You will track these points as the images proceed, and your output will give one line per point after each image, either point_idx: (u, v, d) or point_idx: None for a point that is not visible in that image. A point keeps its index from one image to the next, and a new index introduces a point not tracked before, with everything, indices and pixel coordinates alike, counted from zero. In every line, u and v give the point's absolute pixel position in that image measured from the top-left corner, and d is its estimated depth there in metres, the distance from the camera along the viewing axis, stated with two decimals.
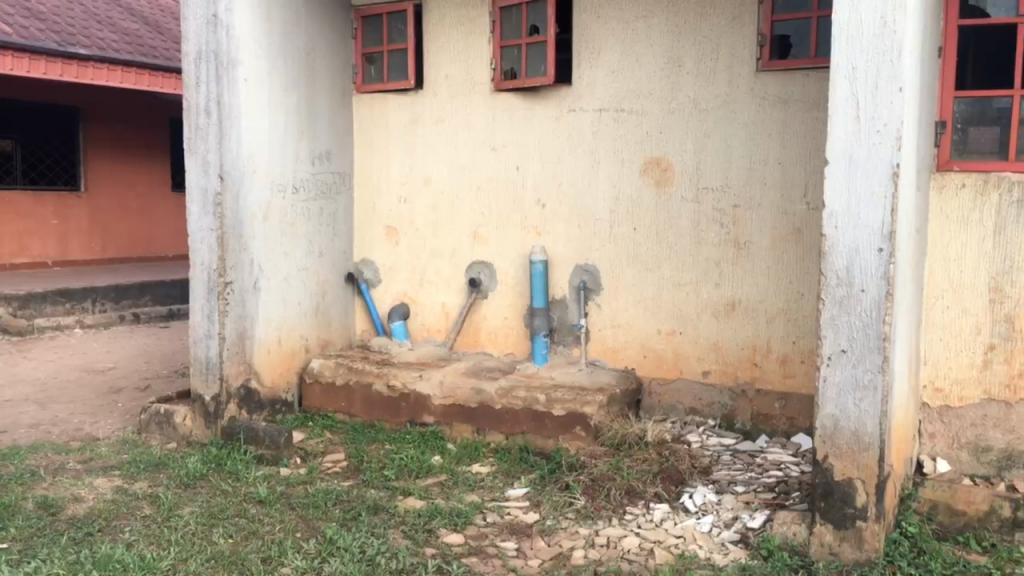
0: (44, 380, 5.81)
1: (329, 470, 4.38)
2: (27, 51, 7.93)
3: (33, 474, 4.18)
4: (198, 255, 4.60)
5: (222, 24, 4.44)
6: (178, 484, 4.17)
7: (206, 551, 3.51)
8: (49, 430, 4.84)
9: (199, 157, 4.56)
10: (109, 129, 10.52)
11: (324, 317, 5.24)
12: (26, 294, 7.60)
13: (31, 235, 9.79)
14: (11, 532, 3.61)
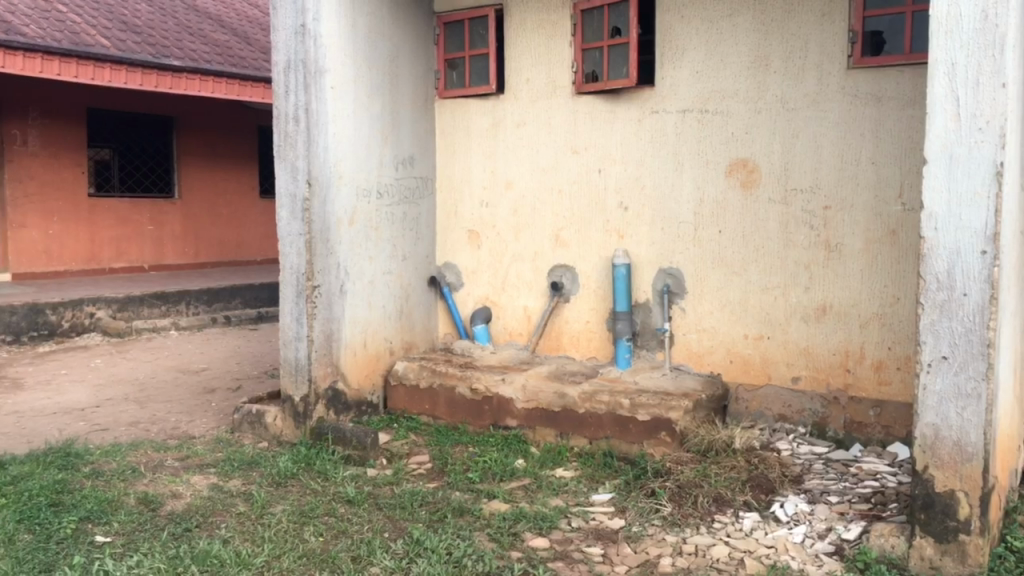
0: (143, 380, 6.03)
1: (414, 472, 4.43)
2: (123, 63, 8.28)
3: (134, 471, 4.34)
4: (287, 259, 4.73)
5: (310, 34, 4.54)
6: (270, 482, 4.28)
7: (298, 549, 3.60)
8: (148, 428, 5.02)
9: (288, 164, 4.67)
10: (200, 137, 10.88)
11: (408, 320, 5.30)
12: (125, 297, 7.95)
13: (129, 240, 10.20)
14: (114, 526, 3.77)
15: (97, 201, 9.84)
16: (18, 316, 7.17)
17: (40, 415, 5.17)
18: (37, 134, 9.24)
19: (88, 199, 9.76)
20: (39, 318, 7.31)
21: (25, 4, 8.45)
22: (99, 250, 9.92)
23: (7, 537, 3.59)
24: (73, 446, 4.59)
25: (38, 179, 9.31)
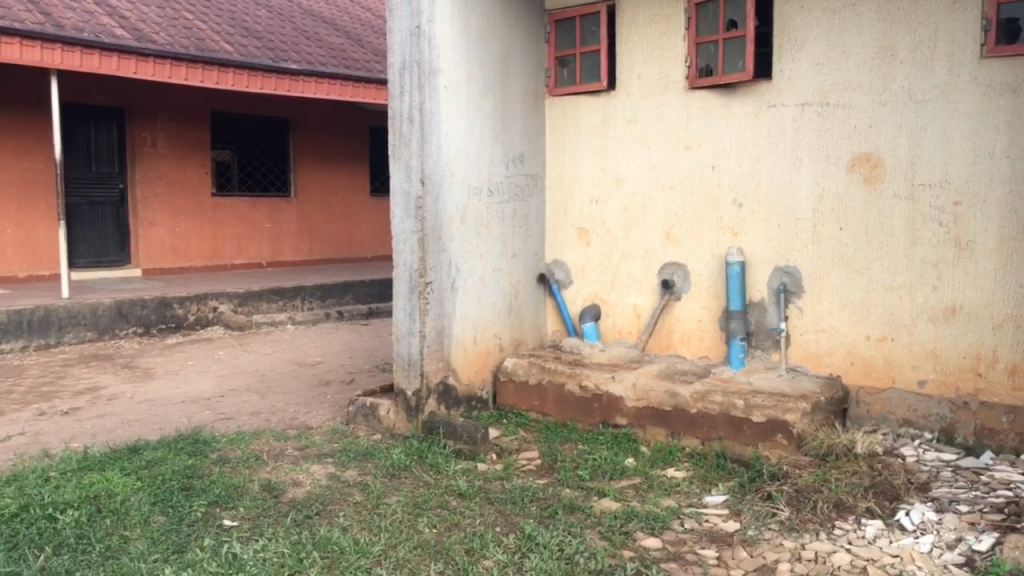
0: (263, 371, 6.28)
1: (524, 468, 4.46)
2: (245, 67, 8.65)
3: (257, 458, 4.53)
4: (401, 256, 4.81)
5: (424, 35, 4.62)
6: (385, 473, 4.39)
7: (413, 539, 3.69)
8: (269, 418, 5.22)
9: (402, 162, 4.76)
10: (315, 138, 11.24)
11: (517, 316, 5.34)
12: (245, 292, 8.30)
13: (249, 237, 10.62)
14: (240, 511, 3.94)
15: (219, 200, 10.29)
16: (148, 309, 7.59)
17: (170, 403, 5.45)
18: (165, 137, 9.74)
19: (211, 198, 10.22)
20: (167, 311, 7.72)
21: (156, 13, 8.94)
22: (221, 247, 10.37)
23: (144, 518, 3.81)
24: (201, 434, 4.82)
25: (167, 179, 9.81)
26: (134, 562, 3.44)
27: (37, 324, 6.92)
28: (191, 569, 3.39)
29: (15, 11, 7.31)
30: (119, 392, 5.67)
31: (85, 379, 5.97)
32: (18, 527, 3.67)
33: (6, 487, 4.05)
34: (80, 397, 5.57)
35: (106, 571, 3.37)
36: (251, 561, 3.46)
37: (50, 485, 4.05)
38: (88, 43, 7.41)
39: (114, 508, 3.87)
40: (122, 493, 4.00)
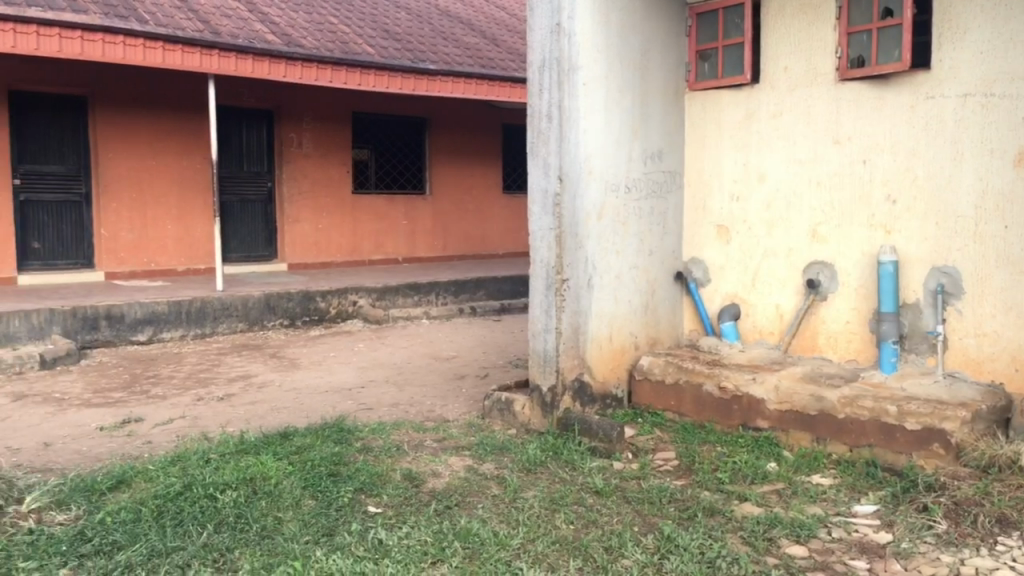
0: (400, 364, 6.47)
1: (661, 468, 4.41)
2: (386, 68, 8.91)
3: (398, 449, 4.66)
4: (538, 253, 4.88)
5: (565, 32, 4.66)
6: (521, 468, 4.43)
7: (551, 535, 3.71)
8: (407, 409, 5.37)
9: (540, 160, 4.82)
10: (449, 136, 11.46)
11: (653, 315, 5.27)
12: (382, 287, 8.56)
13: (386, 234, 10.95)
14: (384, 498, 4.07)
15: (358, 198, 10.66)
16: (294, 302, 7.95)
17: (315, 393, 5.69)
18: (310, 137, 10.17)
19: (351, 195, 10.59)
20: (311, 304, 8.07)
21: (303, 18, 9.35)
22: (360, 244, 10.73)
23: (295, 501, 3.99)
24: (344, 423, 5.00)
25: (311, 177, 10.23)
26: (288, 542, 3.62)
27: (194, 314, 7.37)
28: (340, 552, 3.53)
29: (178, 20, 7.81)
30: (268, 380, 5.97)
31: (238, 367, 6.31)
32: (183, 504, 3.92)
33: (172, 466, 4.33)
34: (234, 383, 5.89)
35: (263, 549, 3.56)
36: (396, 547, 3.57)
37: (211, 466, 4.30)
38: (242, 49, 7.83)
39: (268, 490, 4.08)
40: (275, 476, 4.20)
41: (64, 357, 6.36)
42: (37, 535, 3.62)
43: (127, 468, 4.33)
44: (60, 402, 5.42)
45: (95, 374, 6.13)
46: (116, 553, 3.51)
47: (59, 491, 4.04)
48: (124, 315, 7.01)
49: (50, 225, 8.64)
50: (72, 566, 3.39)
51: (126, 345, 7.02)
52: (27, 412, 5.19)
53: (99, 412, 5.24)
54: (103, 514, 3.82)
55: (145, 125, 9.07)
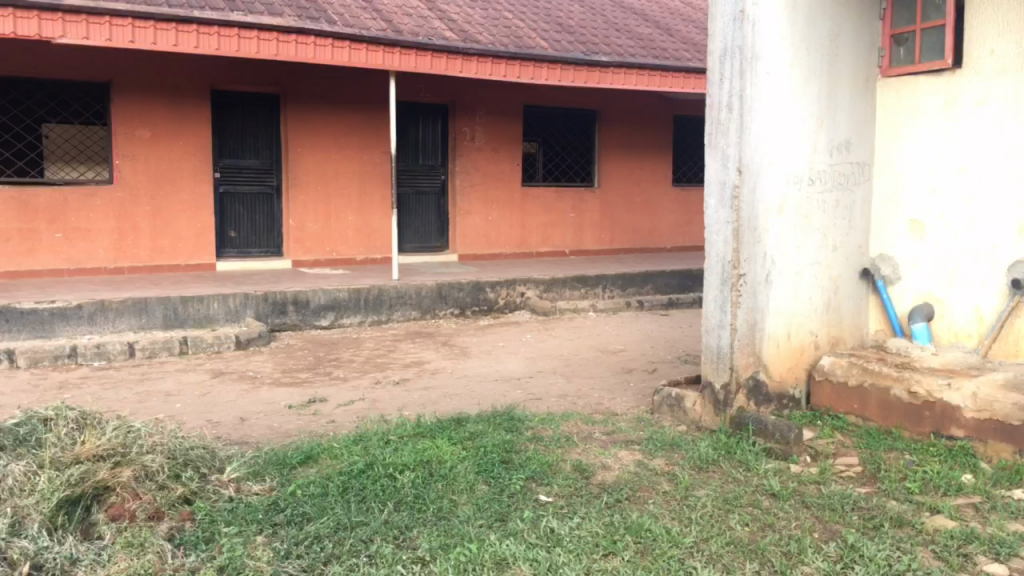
0: (568, 356, 6.51)
1: (843, 474, 4.20)
2: (558, 62, 8.97)
3: (568, 439, 4.69)
4: (713, 246, 4.77)
5: (748, 19, 4.53)
6: (692, 465, 4.35)
7: (726, 535, 3.62)
8: (576, 401, 5.40)
9: (719, 151, 4.72)
10: (619, 129, 11.40)
11: (835, 313, 5.04)
12: (550, 279, 8.65)
13: (554, 226, 11.03)
14: (555, 488, 4.11)
15: (528, 190, 10.81)
16: (465, 292, 8.17)
17: (486, 381, 5.82)
18: (483, 131, 10.41)
19: (521, 188, 10.75)
20: (480, 294, 8.26)
21: (480, 14, 9.57)
22: (528, 236, 10.87)
23: (469, 485, 4.10)
24: (515, 411, 5.09)
25: (483, 170, 10.47)
26: (464, 525, 3.72)
27: (372, 301, 7.71)
28: (513, 538, 3.60)
29: (363, 20, 8.19)
30: (441, 367, 6.17)
31: (412, 354, 6.55)
32: (366, 481, 4.11)
33: (355, 445, 4.56)
34: (409, 369, 6.13)
35: (439, 529, 3.68)
36: (569, 537, 3.60)
37: (390, 447, 4.49)
38: (422, 45, 8.10)
39: (444, 473, 4.21)
40: (450, 460, 4.33)
41: (256, 339, 6.82)
42: (236, 503, 3.91)
43: (314, 445, 4.59)
44: (253, 380, 5.83)
45: (283, 355, 6.54)
46: (305, 524, 3.73)
47: (255, 463, 4.35)
48: (309, 301, 7.43)
49: (245, 216, 9.33)
50: (267, 533, 3.64)
51: (310, 329, 7.45)
52: (225, 388, 5.61)
53: (288, 391, 5.59)
54: (294, 486, 4.07)
55: (330, 121, 9.56)
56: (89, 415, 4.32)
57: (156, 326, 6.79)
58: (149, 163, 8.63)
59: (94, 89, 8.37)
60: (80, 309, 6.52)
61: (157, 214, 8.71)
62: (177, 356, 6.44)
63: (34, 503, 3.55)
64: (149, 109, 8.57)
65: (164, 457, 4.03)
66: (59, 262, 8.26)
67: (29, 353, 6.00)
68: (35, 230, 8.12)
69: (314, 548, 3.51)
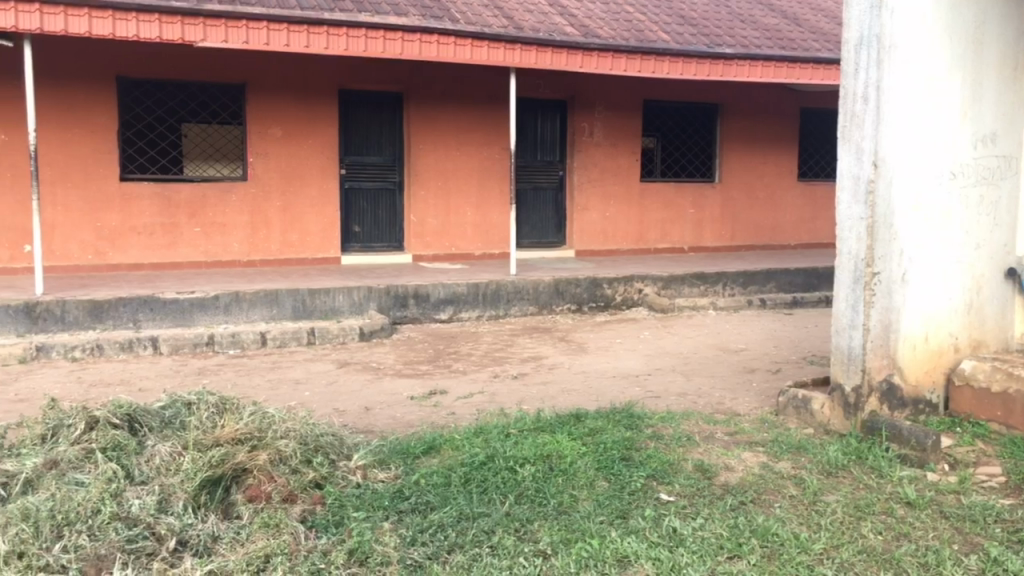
0: (687, 354, 6.41)
1: (984, 484, 3.98)
2: (680, 55, 8.83)
3: (689, 438, 4.62)
4: (845, 244, 4.58)
5: (886, 6, 4.34)
6: (821, 470, 4.21)
7: (857, 543, 3.48)
8: (696, 400, 5.31)
9: (852, 144, 4.53)
10: (741, 122, 11.13)
11: (978, 315, 4.78)
12: (668, 276, 8.55)
13: (672, 222, 10.88)
14: (677, 487, 4.05)
15: (646, 185, 10.70)
16: (582, 288, 8.16)
17: (604, 377, 5.80)
18: (602, 126, 10.37)
19: (639, 184, 10.65)
20: (597, 290, 8.23)
21: (601, 9, 9.53)
22: (646, 232, 10.76)
23: (590, 481, 4.10)
24: (634, 409, 5.05)
25: (600, 165, 10.42)
26: (584, 520, 3.72)
27: (490, 296, 7.81)
28: (635, 535, 3.57)
29: (485, 17, 8.28)
30: (559, 362, 6.19)
31: (530, 349, 6.59)
32: (487, 473, 4.16)
33: (476, 437, 4.62)
34: (527, 363, 6.18)
35: (559, 524, 3.69)
36: (691, 537, 3.55)
37: (510, 440, 4.53)
38: (543, 41, 8.12)
39: (564, 468, 4.21)
40: (570, 455, 4.33)
41: (379, 331, 7.01)
42: (363, 489, 4.03)
43: (436, 436, 4.68)
44: (376, 370, 6.00)
45: (405, 347, 6.70)
46: (430, 512, 3.81)
47: (380, 451, 4.47)
48: (430, 295, 7.59)
49: (368, 211, 9.60)
50: (393, 519, 3.73)
51: (430, 322, 7.61)
52: (350, 377, 5.80)
53: (410, 383, 5.72)
54: (418, 475, 4.16)
55: (450, 118, 9.72)
56: (228, 400, 4.55)
57: (286, 317, 7.08)
58: (280, 161, 8.99)
59: (229, 90, 8.79)
60: (217, 299, 6.87)
61: (286, 210, 9.07)
62: (305, 346, 6.69)
63: (179, 481, 3.77)
64: (279, 109, 8.93)
65: (297, 442, 4.19)
66: (197, 255, 8.71)
67: (171, 340, 6.37)
68: (176, 224, 8.60)
69: (439, 537, 3.59)
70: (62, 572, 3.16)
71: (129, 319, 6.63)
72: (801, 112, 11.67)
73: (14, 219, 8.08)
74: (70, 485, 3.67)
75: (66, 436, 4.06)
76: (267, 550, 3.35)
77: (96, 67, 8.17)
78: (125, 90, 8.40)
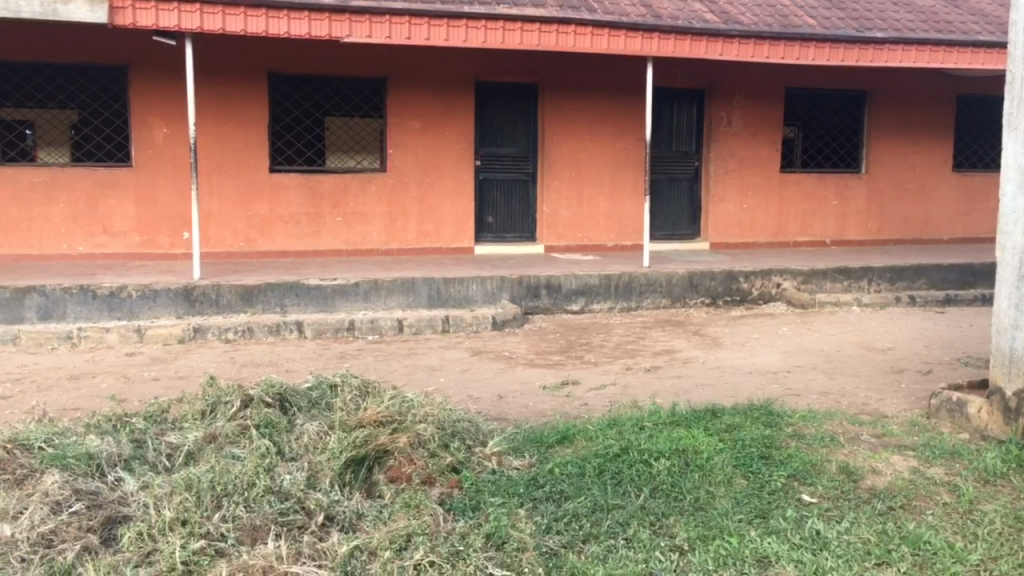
0: (830, 351, 6.17)
1: None
2: (828, 41, 8.48)
3: (833, 439, 4.44)
4: (1009, 237, 4.37)
5: None
6: (978, 477, 3.97)
7: (1018, 556, 3.29)
8: (839, 399, 5.11)
9: (1019, 132, 4.28)
10: (893, 110, 10.61)
11: None
12: (810, 270, 8.26)
13: (815, 214, 10.48)
14: (820, 489, 3.91)
15: (787, 176, 10.35)
16: (717, 281, 8.00)
17: (740, 372, 5.67)
18: (740, 115, 10.10)
19: (779, 175, 10.32)
20: (733, 284, 8.05)
21: None
22: (786, 224, 10.42)
23: (727, 478, 4.01)
24: (773, 406, 4.91)
25: (738, 156, 10.16)
26: (723, 518, 3.65)
27: (622, 288, 7.75)
28: (775, 536, 3.48)
29: (623, 7, 8.21)
30: (693, 356, 6.08)
31: (663, 342, 6.51)
32: (621, 465, 4.13)
33: (610, 429, 4.59)
34: (660, 356, 6.10)
35: (696, 520, 3.64)
36: (836, 540, 3.42)
37: (645, 433, 4.48)
38: (682, 30, 7.98)
39: (701, 464, 4.13)
40: (706, 451, 4.25)
41: (511, 321, 7.09)
42: (498, 475, 4.07)
43: (570, 426, 4.69)
44: (509, 359, 6.08)
45: (537, 337, 6.75)
46: (564, 502, 3.83)
47: (514, 439, 4.50)
48: (562, 285, 7.61)
49: (502, 202, 9.73)
50: (528, 507, 3.76)
51: (561, 313, 7.64)
52: (484, 365, 5.90)
53: (542, 372, 5.77)
54: (552, 464, 4.17)
55: (586, 109, 9.70)
56: (370, 383, 4.72)
57: (421, 305, 7.27)
58: (418, 152, 9.21)
59: (371, 84, 9.08)
60: (357, 286, 7.12)
61: (422, 200, 9.28)
62: (440, 333, 6.84)
63: (326, 460, 3.94)
64: (418, 101, 9.15)
65: (435, 427, 4.28)
66: (339, 243, 9.06)
67: (315, 325, 6.65)
68: (320, 214, 8.96)
69: (573, 526, 3.60)
70: (222, 540, 3.36)
71: (276, 304, 6.97)
72: (958, 99, 11.01)
73: (175, 208, 8.64)
74: (228, 458, 3.89)
75: (224, 412, 4.32)
76: (409, 530, 3.45)
77: (249, 64, 8.61)
78: (276, 84, 8.83)
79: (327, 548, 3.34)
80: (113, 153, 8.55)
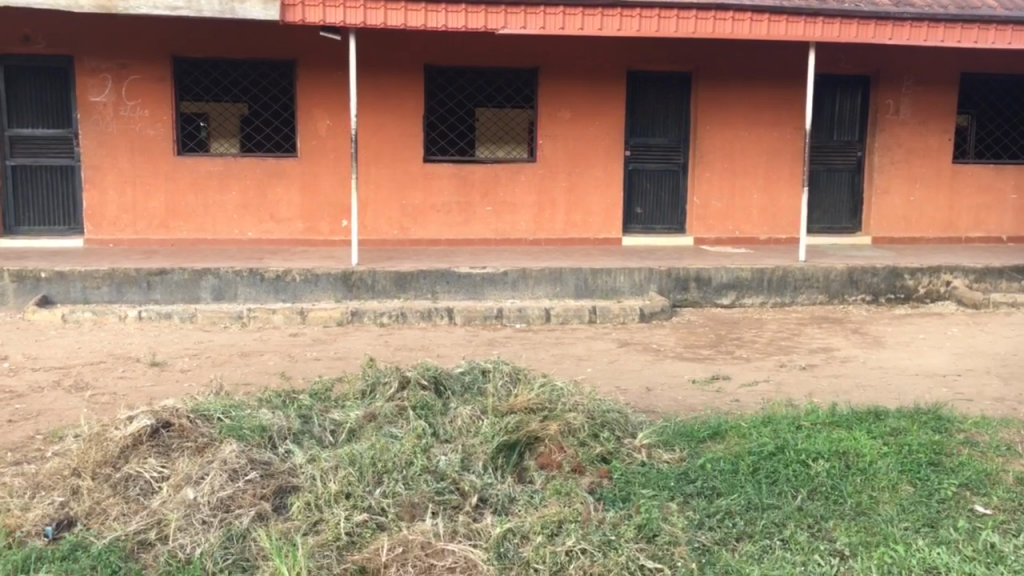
0: (1005, 355, 5.76)
1: None
2: (1010, 22, 7.89)
3: (1010, 448, 4.15)
4: None
5: None
6: None
7: None
8: (1017, 407, 4.77)
9: None
10: None
11: None
12: (983, 268, 7.75)
13: (990, 209, 9.80)
14: (995, 500, 3.67)
15: (959, 167, 9.73)
16: (879, 278, 7.62)
17: (905, 374, 5.38)
18: (909, 102, 9.56)
19: (950, 166, 9.71)
20: (897, 281, 7.65)
21: None
22: (958, 219, 9.79)
23: (892, 484, 3.81)
24: (942, 411, 4.63)
25: (906, 145, 9.63)
26: (888, 524, 3.48)
27: (775, 282, 7.51)
28: (945, 546, 3.29)
29: None
30: (853, 355, 5.83)
31: (820, 339, 6.27)
32: (777, 464, 3.99)
33: (764, 426, 4.45)
34: (816, 354, 5.88)
35: (858, 525, 3.49)
36: (1014, 555, 3.22)
37: (802, 433, 4.32)
38: (848, 13, 7.62)
39: (863, 468, 3.95)
40: (869, 454, 4.05)
41: (659, 313, 7.01)
42: (648, 467, 4.02)
43: (722, 421, 4.58)
44: (658, 352, 6.01)
45: (685, 330, 6.65)
46: (716, 498, 3.75)
47: (664, 431, 4.42)
48: (712, 278, 7.45)
49: (651, 192, 9.63)
50: (679, 501, 3.71)
51: (710, 307, 7.48)
52: (631, 357, 5.86)
53: (691, 366, 5.67)
54: (703, 459, 4.08)
55: (741, 97, 9.44)
56: (520, 370, 4.79)
57: (569, 295, 7.31)
58: (567, 142, 9.23)
59: (524, 74, 9.17)
60: (506, 275, 7.24)
61: (570, 190, 9.31)
62: (587, 324, 6.85)
63: (480, 443, 4.03)
64: (570, 91, 9.16)
65: (585, 416, 4.28)
66: (488, 232, 9.23)
67: (465, 312, 6.80)
68: (470, 203, 9.16)
69: (727, 523, 3.53)
70: (383, 514, 3.50)
71: (428, 291, 7.18)
72: None
73: (335, 196, 9.04)
74: (387, 437, 4.05)
75: (383, 393, 4.49)
76: (561, 516, 3.48)
77: (407, 57, 8.87)
78: (432, 77, 9.06)
79: (482, 529, 3.42)
80: (281, 144, 9.02)
